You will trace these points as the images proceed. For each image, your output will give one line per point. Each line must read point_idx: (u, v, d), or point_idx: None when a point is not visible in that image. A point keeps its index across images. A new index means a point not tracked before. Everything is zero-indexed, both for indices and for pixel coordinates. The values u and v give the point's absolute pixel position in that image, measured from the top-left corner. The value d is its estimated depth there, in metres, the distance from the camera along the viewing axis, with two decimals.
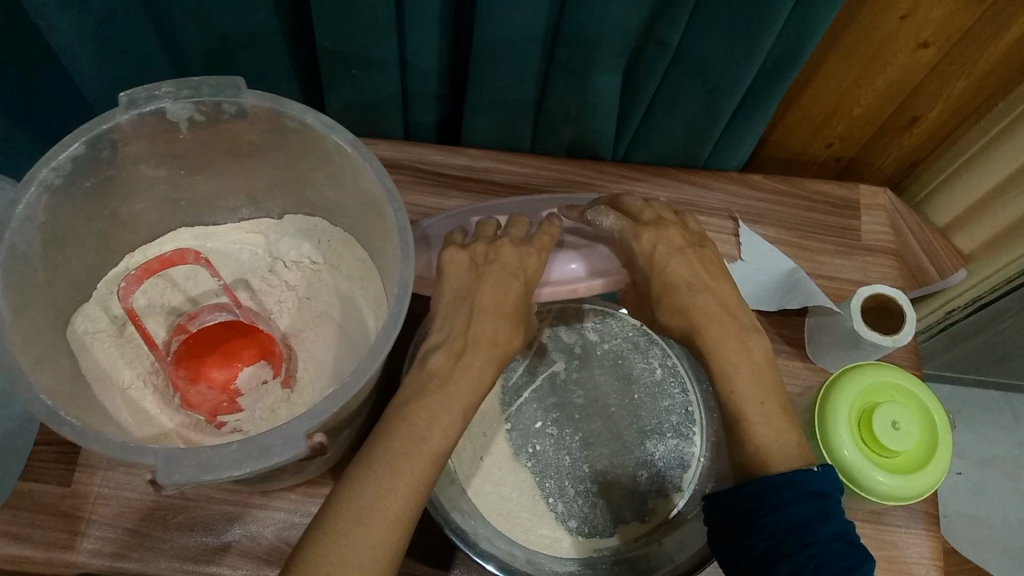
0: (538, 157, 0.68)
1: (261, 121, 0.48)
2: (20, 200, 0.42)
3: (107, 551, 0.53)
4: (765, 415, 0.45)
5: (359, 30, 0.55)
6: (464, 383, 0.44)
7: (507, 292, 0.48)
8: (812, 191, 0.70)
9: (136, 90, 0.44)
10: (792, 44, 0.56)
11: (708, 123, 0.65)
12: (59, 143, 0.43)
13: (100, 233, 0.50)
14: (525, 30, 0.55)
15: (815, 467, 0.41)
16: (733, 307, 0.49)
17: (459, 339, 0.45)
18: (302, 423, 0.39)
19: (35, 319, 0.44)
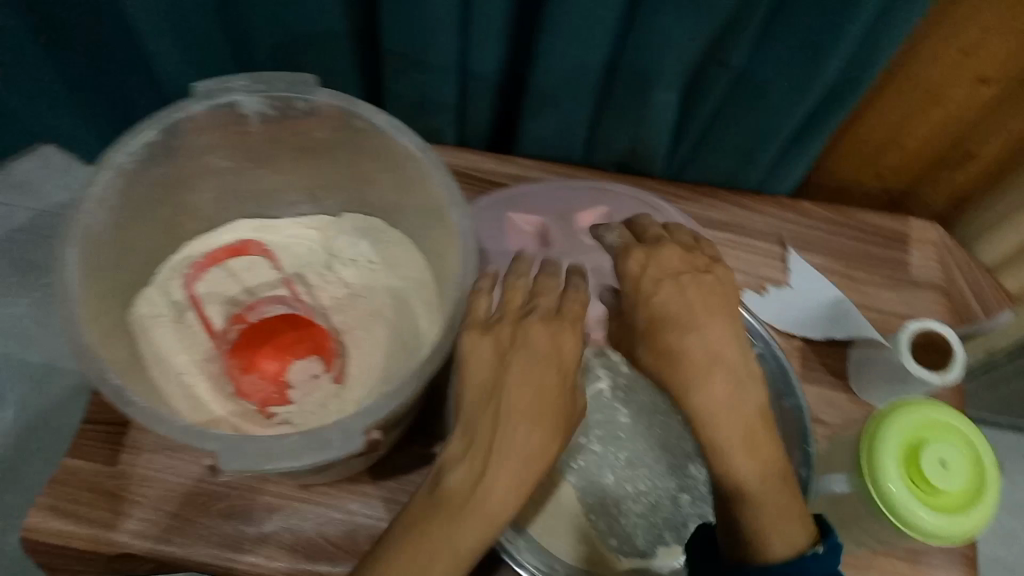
0: (590, 171, 0.69)
1: (331, 120, 0.48)
2: (95, 182, 0.43)
3: (149, 533, 0.54)
4: (772, 471, 0.45)
5: (425, 38, 0.56)
6: (497, 479, 0.39)
7: (543, 360, 0.42)
8: (863, 222, 0.70)
9: (211, 82, 0.45)
10: (856, 71, 0.55)
11: (763, 149, 0.65)
12: (133, 128, 0.44)
13: (164, 220, 0.51)
14: (591, 44, 0.56)
15: (820, 548, 0.45)
16: (722, 348, 0.46)
17: (472, 448, 0.40)
18: (362, 419, 0.40)
19: (99, 298, 0.45)
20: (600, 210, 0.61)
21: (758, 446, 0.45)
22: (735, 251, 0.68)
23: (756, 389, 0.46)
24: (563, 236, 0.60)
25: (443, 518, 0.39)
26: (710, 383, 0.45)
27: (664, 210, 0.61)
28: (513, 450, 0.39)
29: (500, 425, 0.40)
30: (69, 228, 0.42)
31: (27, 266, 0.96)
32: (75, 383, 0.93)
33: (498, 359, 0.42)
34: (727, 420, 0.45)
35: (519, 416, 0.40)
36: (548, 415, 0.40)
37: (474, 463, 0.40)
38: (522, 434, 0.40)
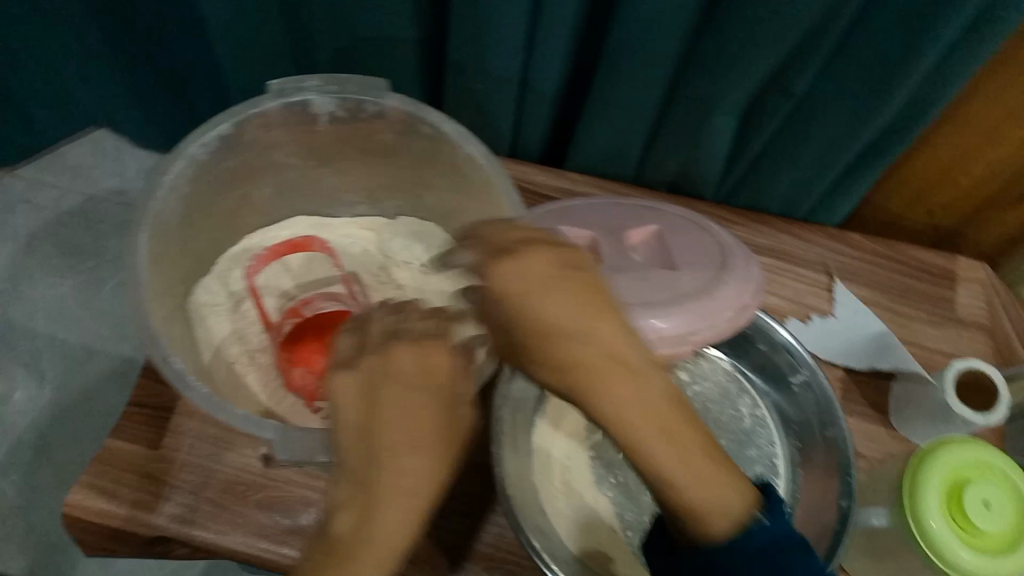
0: (639, 189, 0.69)
1: (397, 124, 0.49)
2: (168, 170, 0.44)
3: (187, 518, 0.55)
4: (699, 461, 0.43)
5: (490, 48, 0.57)
6: (399, 464, 0.42)
7: (419, 378, 0.44)
8: (910, 257, 0.70)
9: (286, 80, 0.46)
10: (919, 104, 0.55)
11: (817, 177, 0.65)
12: (209, 120, 0.45)
13: (228, 212, 0.52)
14: (657, 62, 0.56)
15: (763, 519, 0.44)
16: (620, 347, 0.42)
17: (360, 476, 0.42)
18: None
19: (163, 282, 0.46)
20: (650, 228, 0.60)
21: (678, 443, 0.43)
22: (780, 278, 0.68)
23: (658, 382, 0.43)
24: (612, 250, 0.59)
25: (377, 501, 0.41)
26: (609, 379, 0.42)
27: (716, 231, 0.60)
28: (397, 488, 0.42)
29: (379, 468, 0.42)
30: (142, 213, 0.43)
31: (75, 249, 0.97)
32: (114, 364, 0.93)
33: (366, 401, 0.43)
34: (643, 414, 0.42)
35: (397, 453, 0.42)
36: (427, 442, 0.43)
37: (353, 510, 0.42)
38: (410, 461, 0.42)
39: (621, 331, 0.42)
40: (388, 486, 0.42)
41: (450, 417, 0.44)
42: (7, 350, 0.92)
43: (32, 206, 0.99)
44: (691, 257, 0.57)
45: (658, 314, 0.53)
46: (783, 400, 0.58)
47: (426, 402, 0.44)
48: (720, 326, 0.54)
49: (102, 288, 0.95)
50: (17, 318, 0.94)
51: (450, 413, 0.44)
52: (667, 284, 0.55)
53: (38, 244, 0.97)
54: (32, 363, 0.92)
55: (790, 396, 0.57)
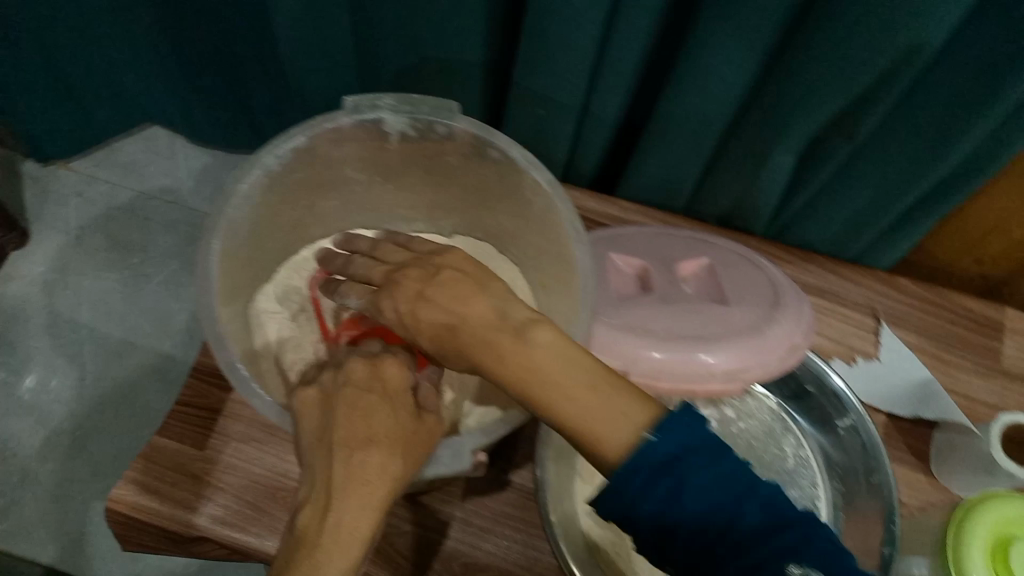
0: (691, 220, 0.69)
1: (464, 147, 0.49)
2: (241, 179, 0.45)
3: (227, 519, 0.55)
4: (594, 401, 0.36)
5: (556, 76, 0.58)
6: (372, 459, 0.36)
7: (367, 407, 0.38)
8: (958, 305, 0.69)
9: (362, 98, 0.46)
10: (984, 155, 0.55)
11: (873, 220, 0.65)
12: (285, 132, 0.46)
13: (294, 219, 0.54)
14: (722, 96, 0.56)
15: (649, 434, 0.35)
16: (494, 318, 0.39)
17: (324, 487, 0.35)
18: (471, 440, 0.43)
19: (230, 287, 0.47)
20: (702, 260, 0.61)
21: (563, 382, 0.37)
22: (826, 319, 0.68)
23: (541, 333, 0.38)
24: (662, 280, 0.59)
25: (344, 489, 0.35)
26: (492, 354, 0.38)
27: (767, 267, 0.60)
28: (356, 475, 0.35)
29: (334, 461, 0.36)
30: (215, 220, 0.44)
31: (122, 244, 1.01)
32: (152, 360, 0.95)
33: (325, 407, 0.39)
34: (533, 374, 0.37)
35: (350, 447, 0.36)
36: (386, 439, 0.37)
37: (319, 499, 0.35)
38: (367, 454, 0.36)
39: (496, 306, 0.40)
40: (349, 475, 0.35)
41: (420, 428, 0.39)
42: (51, 340, 0.96)
43: (83, 199, 1.02)
44: (741, 292, 0.57)
45: (707, 349, 0.53)
46: (827, 442, 0.59)
47: (387, 404, 0.39)
48: (771, 365, 0.54)
49: (145, 285, 0.99)
50: (63, 309, 0.97)
51: (424, 424, 0.39)
52: (718, 319, 0.55)
53: (86, 237, 1.01)
54: (74, 355, 0.95)
55: (834, 439, 0.58)
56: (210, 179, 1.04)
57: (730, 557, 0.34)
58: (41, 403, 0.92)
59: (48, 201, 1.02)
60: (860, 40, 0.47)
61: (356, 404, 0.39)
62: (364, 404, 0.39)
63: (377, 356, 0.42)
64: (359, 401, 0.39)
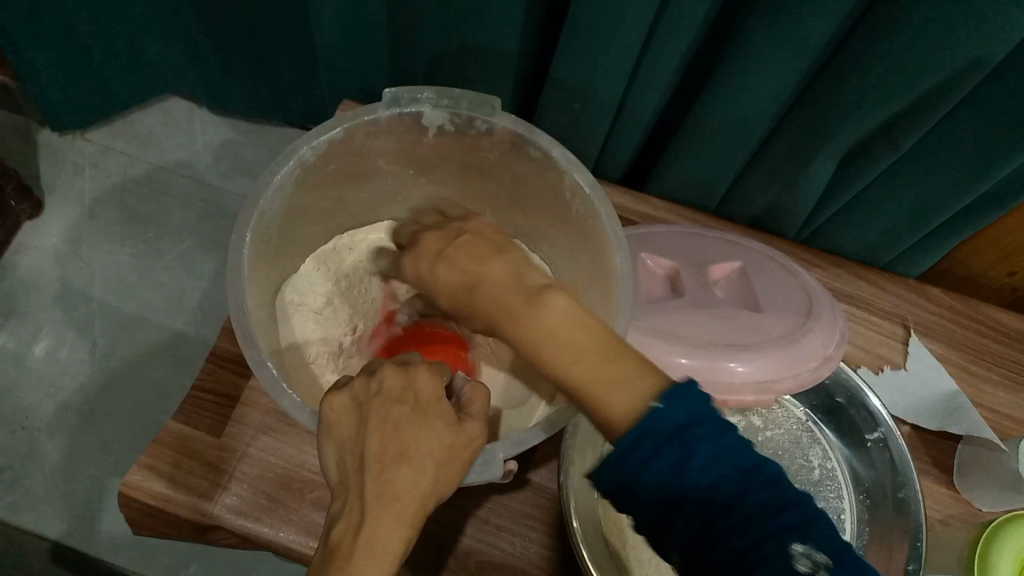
0: (720, 220, 0.68)
1: (503, 143, 0.51)
2: (277, 171, 0.48)
3: (242, 509, 0.54)
4: (605, 371, 0.35)
5: (595, 71, 0.57)
6: (402, 480, 0.36)
7: (398, 421, 0.38)
8: (985, 316, 0.68)
9: (402, 90, 0.49)
10: None
11: (910, 228, 0.64)
12: (324, 124, 0.49)
13: (333, 201, 0.56)
14: (766, 98, 0.56)
15: (656, 403, 0.33)
16: (508, 277, 0.38)
17: (358, 507, 0.35)
18: (503, 448, 0.43)
19: (258, 269, 0.48)
20: (734, 264, 0.59)
21: (573, 347, 0.35)
22: (854, 326, 0.66)
23: (555, 297, 0.37)
24: (694, 283, 0.58)
25: (378, 509, 0.35)
26: (508, 318, 0.37)
27: (801, 275, 0.58)
28: (387, 492, 0.35)
29: (366, 477, 0.36)
30: (249, 212, 0.46)
31: (136, 218, 1.00)
32: (163, 337, 0.95)
33: (358, 418, 0.39)
34: (546, 337, 0.36)
35: (382, 463, 0.36)
36: (419, 455, 0.37)
37: (351, 515, 0.35)
38: (398, 470, 0.36)
39: (511, 266, 0.39)
40: (380, 492, 0.35)
41: (458, 440, 0.39)
42: (62, 312, 0.95)
43: (99, 170, 1.02)
44: (774, 301, 0.56)
45: (738, 359, 0.52)
46: (854, 456, 0.58)
47: (422, 416, 0.38)
48: (802, 375, 0.53)
49: (158, 259, 0.98)
50: (75, 282, 0.96)
51: (462, 432, 0.39)
52: (752, 328, 0.54)
53: (100, 209, 1.00)
54: (84, 329, 0.94)
55: (863, 452, 0.57)
56: (227, 154, 1.04)
57: (734, 538, 0.31)
58: (51, 376, 0.92)
59: (64, 172, 1.01)
60: (919, 51, 0.46)
61: (387, 415, 0.38)
62: (396, 416, 0.38)
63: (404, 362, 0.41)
64: (391, 414, 0.38)
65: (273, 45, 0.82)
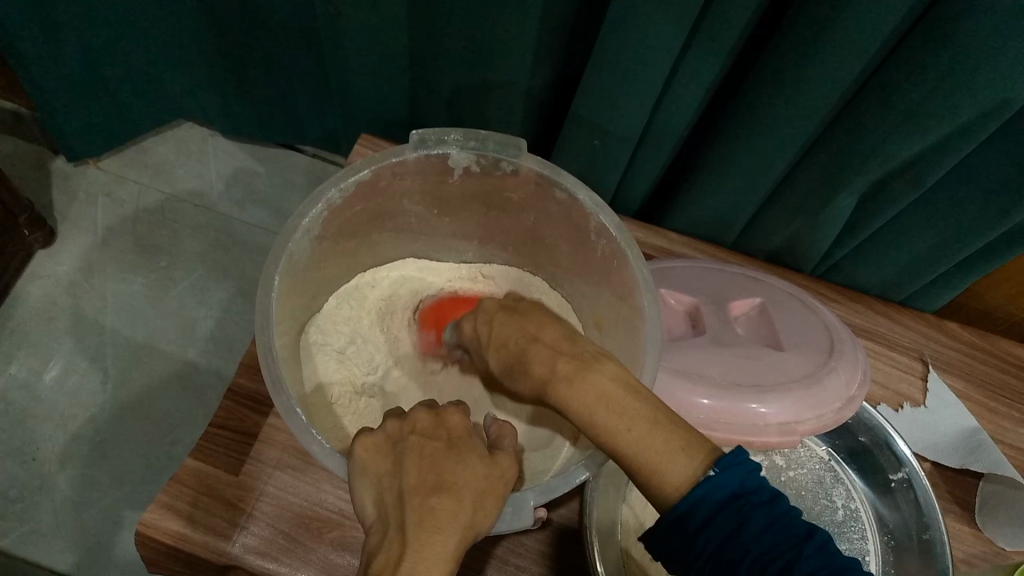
0: (742, 257, 0.69)
1: (529, 182, 0.52)
2: (306, 214, 0.48)
3: (261, 549, 0.53)
4: (652, 434, 0.36)
5: (615, 109, 0.57)
6: (443, 511, 0.35)
7: (434, 460, 0.38)
8: (1003, 353, 0.68)
9: (429, 132, 0.50)
10: None
11: (930, 265, 0.64)
12: (351, 167, 0.49)
13: (357, 241, 0.56)
14: (787, 135, 0.56)
15: (712, 471, 0.35)
16: (565, 344, 0.41)
17: (399, 541, 0.34)
18: (533, 496, 0.43)
19: (284, 307, 0.48)
20: (755, 301, 0.59)
21: (621, 409, 0.37)
22: (874, 362, 0.66)
23: (604, 365, 0.39)
24: (715, 320, 0.58)
25: (422, 535, 0.34)
26: (559, 384, 0.39)
27: (823, 312, 0.58)
28: (427, 521, 0.34)
29: (406, 508, 0.35)
30: (279, 251, 0.46)
31: (148, 247, 1.00)
32: (175, 367, 0.95)
33: (393, 455, 0.40)
34: (597, 403, 0.37)
35: (421, 494, 0.36)
36: (455, 487, 0.37)
37: (390, 549, 0.34)
38: (438, 500, 0.35)
39: (565, 336, 0.42)
40: (421, 522, 0.35)
41: (491, 479, 0.39)
42: (74, 342, 0.94)
43: (112, 199, 1.02)
44: (797, 337, 0.56)
45: (762, 400, 0.52)
46: (877, 498, 0.57)
47: (456, 451, 0.39)
48: (826, 417, 0.53)
49: (170, 289, 0.98)
50: (86, 311, 0.96)
51: (496, 471, 0.39)
52: (774, 366, 0.54)
53: (113, 238, 1.00)
54: (96, 358, 0.94)
55: (887, 494, 0.57)
56: (240, 184, 1.05)
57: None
58: (62, 406, 0.91)
59: (76, 201, 1.02)
60: (944, 95, 0.46)
61: (422, 455, 0.38)
62: (433, 455, 0.38)
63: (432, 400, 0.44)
64: (426, 455, 0.38)
65: (290, 72, 0.83)
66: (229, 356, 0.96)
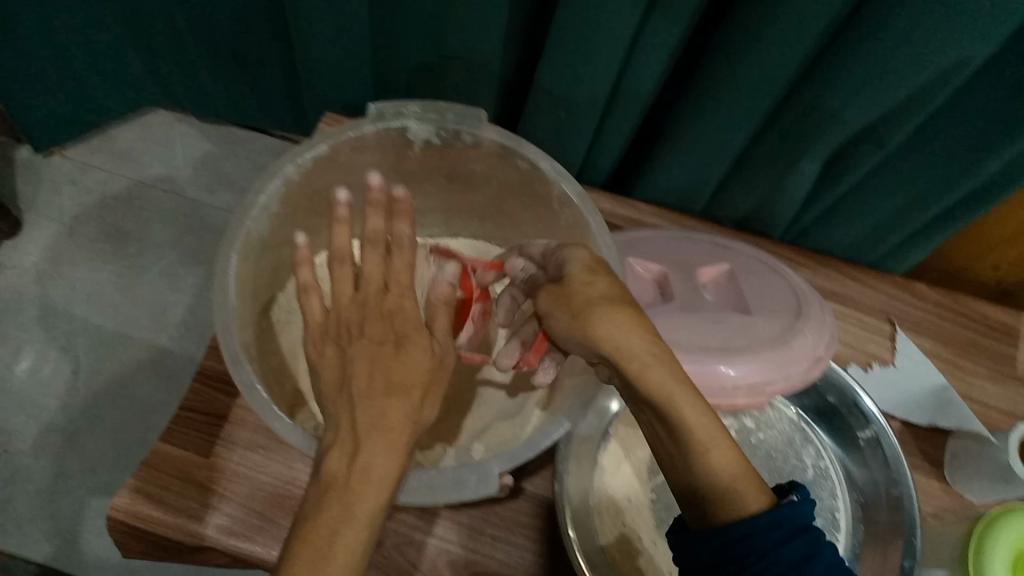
0: (707, 224, 0.69)
1: (490, 153, 0.52)
2: (264, 189, 0.48)
3: (234, 529, 0.53)
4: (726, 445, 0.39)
5: (575, 78, 0.57)
6: (394, 415, 0.40)
7: (379, 360, 0.43)
8: (971, 311, 0.68)
9: (387, 106, 0.49)
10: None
11: (895, 226, 0.65)
12: (308, 142, 0.49)
13: (320, 214, 0.56)
14: (750, 100, 0.56)
15: (795, 497, 0.39)
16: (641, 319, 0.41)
17: (351, 438, 0.39)
18: (499, 464, 0.43)
19: (245, 283, 0.48)
20: (723, 266, 0.59)
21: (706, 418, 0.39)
22: (841, 324, 0.66)
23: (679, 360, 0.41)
24: (683, 287, 0.57)
25: (370, 441, 0.39)
26: (647, 366, 0.39)
27: (790, 276, 0.59)
28: (378, 422, 0.40)
29: (357, 410, 0.40)
30: (234, 230, 0.46)
31: (116, 233, 0.99)
32: (147, 354, 0.94)
33: (341, 362, 0.44)
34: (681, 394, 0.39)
35: (374, 397, 0.41)
36: (403, 386, 0.42)
37: (343, 444, 0.39)
38: (389, 402, 0.41)
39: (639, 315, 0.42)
40: (372, 424, 0.39)
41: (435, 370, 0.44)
42: (44, 332, 0.94)
43: (78, 186, 1.01)
44: (762, 298, 0.57)
45: (731, 363, 0.52)
46: (847, 455, 0.58)
47: (402, 351, 0.44)
48: (795, 377, 0.53)
49: (141, 276, 0.97)
50: (56, 301, 0.95)
51: (437, 363, 0.45)
52: (742, 330, 0.54)
53: (81, 226, 0.99)
54: (67, 347, 0.93)
55: (857, 452, 0.58)
56: (208, 167, 1.04)
57: None
58: (33, 396, 0.90)
59: (41, 189, 1.00)
60: (902, 55, 0.46)
61: (364, 367, 0.43)
62: (379, 361, 0.43)
63: (387, 283, 0.48)
64: (369, 358, 0.43)
65: (255, 55, 0.82)
66: (200, 342, 0.95)
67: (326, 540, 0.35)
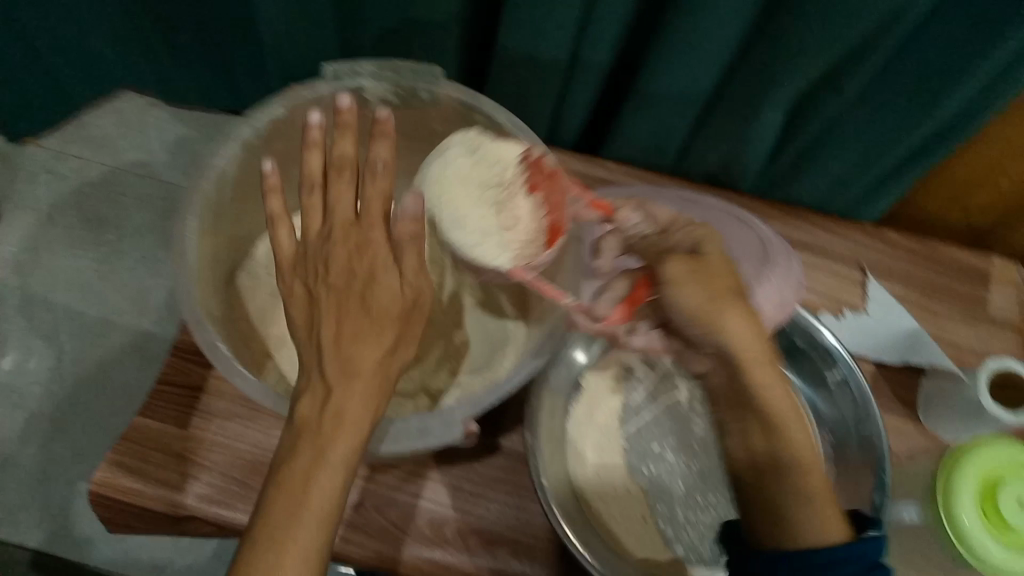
0: (670, 178, 0.69)
1: (449, 110, 0.54)
2: (220, 151, 0.49)
3: (213, 496, 0.54)
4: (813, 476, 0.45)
5: (533, 37, 0.57)
6: (367, 364, 0.40)
7: (349, 298, 0.43)
8: (943, 258, 0.68)
9: (341, 66, 0.51)
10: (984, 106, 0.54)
11: (858, 174, 0.66)
12: (264, 104, 0.51)
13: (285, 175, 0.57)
14: (709, 54, 0.56)
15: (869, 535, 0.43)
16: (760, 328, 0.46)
17: (324, 385, 0.40)
18: (461, 410, 0.44)
19: (203, 246, 0.49)
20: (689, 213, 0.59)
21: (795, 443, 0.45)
22: (811, 273, 0.67)
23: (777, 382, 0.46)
24: None
25: (346, 389, 0.39)
26: (765, 378, 0.45)
27: (756, 225, 0.59)
28: (348, 367, 0.40)
29: (328, 356, 0.40)
30: (191, 193, 0.48)
31: (94, 221, 0.99)
32: (130, 338, 0.94)
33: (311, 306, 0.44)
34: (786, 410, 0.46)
35: (341, 342, 0.41)
36: (376, 326, 0.42)
37: (316, 390, 0.39)
38: (357, 348, 0.41)
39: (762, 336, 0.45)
40: (343, 370, 0.40)
41: (409, 307, 0.44)
42: (26, 321, 0.94)
43: (53, 175, 1.01)
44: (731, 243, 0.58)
45: None
46: (815, 396, 0.60)
47: (370, 293, 0.43)
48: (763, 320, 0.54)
49: (121, 262, 0.97)
50: (36, 289, 0.96)
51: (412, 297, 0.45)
52: None
53: (58, 215, 0.99)
54: (51, 336, 0.94)
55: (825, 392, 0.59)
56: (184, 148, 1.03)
57: None
58: (19, 385, 0.91)
59: (18, 180, 1.01)
60: None
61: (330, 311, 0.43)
62: (346, 307, 0.43)
63: (359, 213, 0.47)
64: (334, 308, 0.43)
65: (221, 35, 0.82)
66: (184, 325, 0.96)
67: (300, 485, 0.36)
